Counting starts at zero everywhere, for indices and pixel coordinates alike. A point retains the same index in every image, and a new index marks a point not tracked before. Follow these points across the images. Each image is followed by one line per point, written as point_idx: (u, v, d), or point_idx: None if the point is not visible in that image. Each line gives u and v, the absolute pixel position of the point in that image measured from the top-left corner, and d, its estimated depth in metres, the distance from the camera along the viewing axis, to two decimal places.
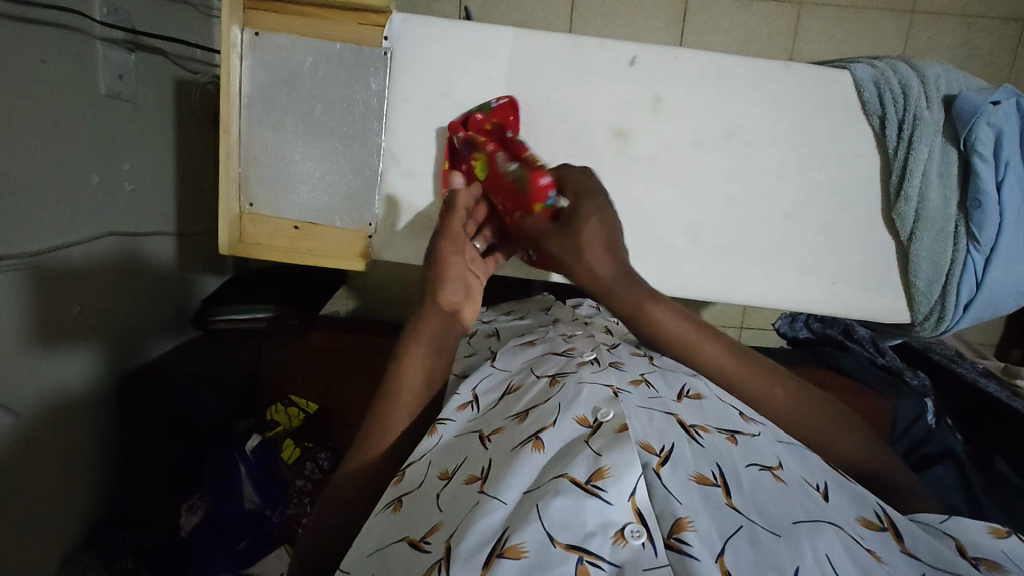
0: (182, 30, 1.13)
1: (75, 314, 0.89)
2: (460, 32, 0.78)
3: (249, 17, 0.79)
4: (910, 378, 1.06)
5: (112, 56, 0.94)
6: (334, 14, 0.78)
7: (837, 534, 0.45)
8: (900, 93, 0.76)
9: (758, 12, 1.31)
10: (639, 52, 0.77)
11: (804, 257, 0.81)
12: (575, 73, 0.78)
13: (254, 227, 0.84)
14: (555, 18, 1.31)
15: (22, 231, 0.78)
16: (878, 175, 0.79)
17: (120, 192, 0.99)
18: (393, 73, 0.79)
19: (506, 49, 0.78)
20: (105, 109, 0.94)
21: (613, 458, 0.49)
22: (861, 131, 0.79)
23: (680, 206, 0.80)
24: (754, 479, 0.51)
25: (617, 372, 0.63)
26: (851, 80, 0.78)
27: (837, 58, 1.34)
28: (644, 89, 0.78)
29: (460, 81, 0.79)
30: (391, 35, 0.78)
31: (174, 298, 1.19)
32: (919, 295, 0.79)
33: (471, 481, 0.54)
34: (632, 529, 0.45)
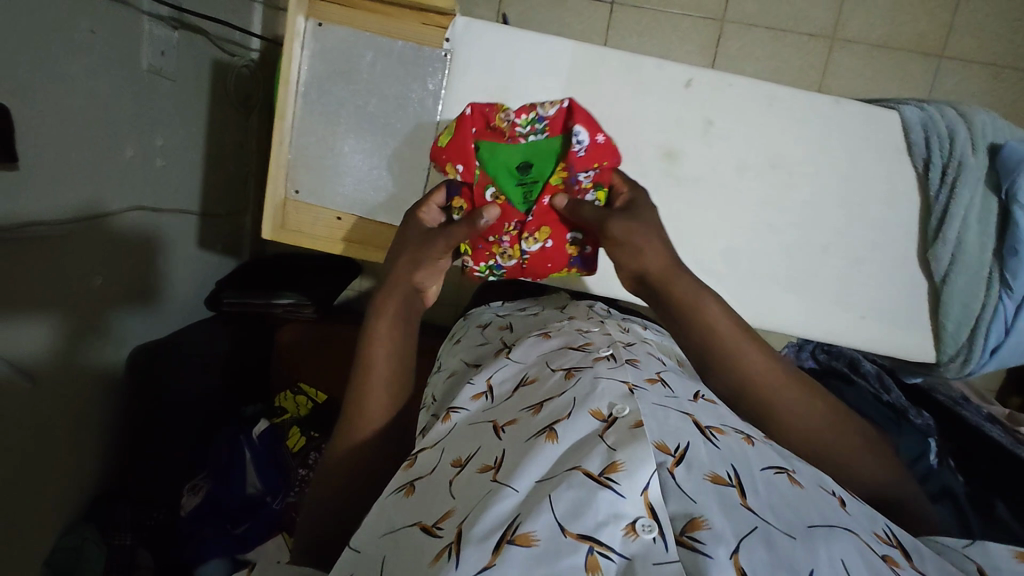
0: (225, 12, 1.13)
1: (95, 286, 0.90)
2: (523, 40, 0.78)
3: (313, 7, 0.79)
4: (914, 417, 1.07)
5: (157, 32, 0.94)
6: (397, 12, 0.78)
7: (853, 540, 0.46)
8: (947, 137, 0.77)
9: (792, 44, 1.33)
10: (695, 75, 0.78)
11: (837, 290, 0.82)
12: (632, 90, 0.78)
13: (297, 214, 0.85)
14: (591, 32, 1.33)
15: (57, 202, 0.78)
16: (917, 216, 0.81)
17: (150, 168, 0.99)
18: (452, 76, 0.80)
19: (566, 62, 0.78)
20: (145, 84, 0.94)
21: (627, 452, 0.50)
22: (904, 172, 0.80)
23: (719, 230, 0.81)
24: (768, 482, 0.51)
25: (632, 371, 0.66)
26: (900, 120, 0.80)
27: (865, 96, 1.36)
28: (696, 111, 0.79)
29: (517, 90, 0.79)
30: (452, 37, 0.79)
31: (190, 278, 1.19)
32: (946, 335, 0.80)
33: (485, 468, 0.54)
34: (643, 523, 0.46)
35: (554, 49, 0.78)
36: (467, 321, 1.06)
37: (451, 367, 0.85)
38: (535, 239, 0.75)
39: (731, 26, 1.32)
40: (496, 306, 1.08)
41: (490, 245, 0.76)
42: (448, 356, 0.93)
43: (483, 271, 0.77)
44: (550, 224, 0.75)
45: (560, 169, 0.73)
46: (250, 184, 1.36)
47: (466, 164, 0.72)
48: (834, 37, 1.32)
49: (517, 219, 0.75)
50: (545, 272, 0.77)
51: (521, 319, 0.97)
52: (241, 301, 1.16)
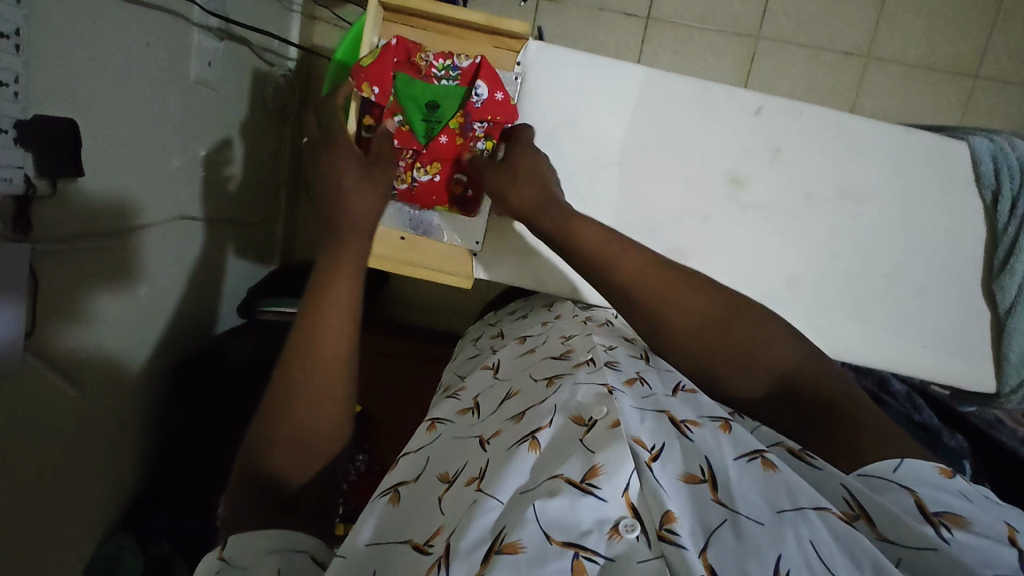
0: (265, 23, 1.14)
1: (140, 295, 0.90)
2: (594, 65, 0.77)
3: (387, 30, 0.76)
4: (948, 441, 1.06)
5: (205, 43, 0.94)
6: (471, 36, 0.76)
7: (825, 520, 0.45)
8: (1017, 170, 0.77)
9: (825, 62, 1.33)
10: (765, 103, 0.78)
11: (897, 318, 0.81)
12: (699, 117, 0.78)
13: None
14: (626, 48, 1.34)
15: (112, 214, 0.79)
16: (982, 247, 0.81)
17: (193, 177, 0.99)
18: (523, 101, 0.77)
19: (637, 90, 0.77)
20: (192, 94, 0.94)
21: (606, 454, 0.51)
22: (971, 203, 0.80)
23: (780, 257, 0.80)
24: (741, 471, 0.50)
25: (612, 373, 0.65)
26: (969, 153, 0.79)
27: (899, 115, 1.36)
28: (764, 139, 0.78)
29: (585, 113, 0.78)
30: (523, 60, 0.77)
31: (224, 286, 1.19)
32: (1010, 366, 0.80)
33: (470, 482, 0.55)
34: (626, 524, 0.48)
35: (626, 76, 0.77)
36: (465, 339, 1.14)
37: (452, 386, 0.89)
38: (427, 171, 0.77)
39: (766, 43, 1.33)
40: (487, 319, 1.14)
41: None
42: (450, 375, 0.98)
43: None
44: (442, 161, 0.77)
45: (458, 115, 0.76)
46: (281, 193, 1.37)
47: (383, 88, 0.73)
48: (869, 56, 1.32)
49: (414, 149, 0.76)
50: (429, 205, 0.79)
51: (510, 324, 1.01)
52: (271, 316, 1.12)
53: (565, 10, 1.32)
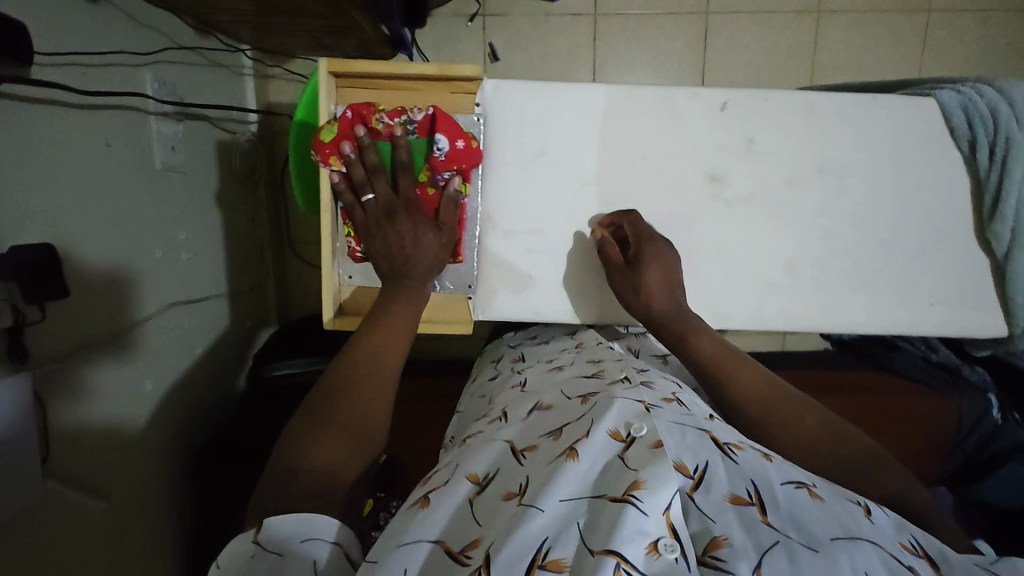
0: (217, 93, 1.13)
1: (148, 390, 0.90)
2: (551, 92, 0.76)
3: (341, 95, 0.73)
4: (969, 373, 1.14)
5: (164, 129, 0.94)
6: (425, 85, 0.73)
7: (877, 551, 0.50)
8: (990, 118, 0.75)
9: (777, 25, 1.33)
10: (728, 97, 0.77)
11: (901, 280, 0.81)
12: (663, 123, 0.78)
13: (356, 301, 0.78)
14: (578, 48, 1.34)
15: (106, 320, 0.79)
16: (969, 196, 0.80)
17: (178, 262, 0.99)
18: (489, 138, 0.76)
19: (601, 105, 0.77)
20: (161, 182, 0.94)
21: (649, 471, 0.53)
22: (948, 155, 0.79)
23: (772, 242, 0.80)
24: (788, 495, 0.56)
25: (648, 391, 0.71)
26: (938, 106, 0.78)
27: (860, 62, 1.35)
28: (735, 131, 0.78)
29: (552, 140, 0.77)
30: (482, 101, 0.76)
31: (229, 361, 1.19)
32: (1018, 309, 0.80)
33: (510, 496, 0.56)
34: (666, 542, 0.49)
35: (586, 95, 0.76)
36: (486, 353, 1.15)
37: (475, 405, 0.94)
38: None
39: (716, 18, 1.33)
40: (510, 336, 1.15)
41: None
42: (467, 395, 1.02)
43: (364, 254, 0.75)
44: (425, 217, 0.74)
45: (428, 169, 0.72)
46: (267, 256, 1.36)
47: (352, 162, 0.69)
48: (820, 10, 1.32)
49: None
50: None
51: (531, 348, 1.03)
52: (275, 377, 1.10)
53: (512, 23, 1.33)
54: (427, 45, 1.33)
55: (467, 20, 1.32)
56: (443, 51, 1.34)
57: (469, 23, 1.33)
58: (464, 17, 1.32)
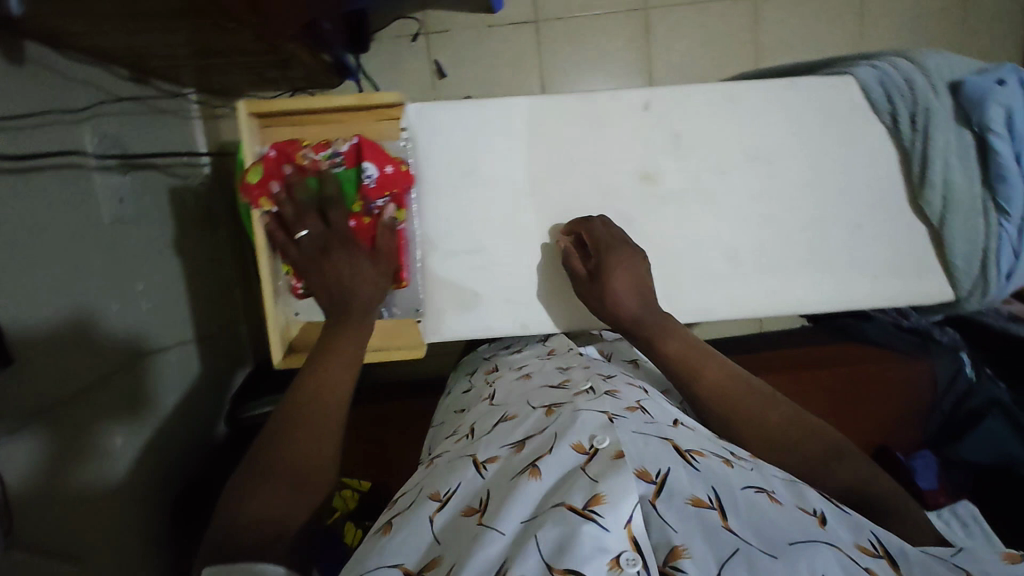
0: (164, 140, 1.12)
1: (119, 447, 0.89)
2: (475, 110, 0.77)
3: (268, 136, 0.75)
4: (939, 336, 1.19)
5: (109, 182, 0.93)
6: (350, 116, 0.75)
7: (834, 553, 0.51)
8: (907, 88, 0.77)
9: (716, 13, 1.34)
10: (651, 96, 0.79)
11: (854, 254, 0.82)
12: (597, 129, 0.79)
13: (303, 336, 0.78)
14: (523, 56, 1.35)
15: (64, 383, 0.77)
16: (898, 167, 0.80)
17: (139, 314, 0.98)
18: (418, 163, 0.78)
19: (526, 119, 0.78)
20: (112, 236, 0.93)
21: (609, 484, 0.53)
22: (872, 130, 0.80)
23: (721, 231, 0.81)
24: (749, 500, 0.57)
25: (612, 401, 0.70)
26: (857, 83, 0.79)
27: (803, 42, 1.37)
28: (660, 129, 0.79)
29: (483, 156, 0.79)
30: (408, 125, 0.77)
31: (205, 406, 1.17)
32: (959, 272, 0.79)
33: (470, 512, 0.59)
34: (627, 556, 0.49)
35: (511, 109, 0.78)
36: (461, 368, 1.13)
37: (447, 419, 0.95)
38: None
39: (656, 12, 1.34)
40: (486, 348, 1.14)
41: None
42: (442, 408, 1.02)
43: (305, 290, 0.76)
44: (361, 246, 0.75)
45: (359, 198, 0.73)
46: (235, 296, 1.35)
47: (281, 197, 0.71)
48: None
49: None
50: None
51: (504, 358, 1.01)
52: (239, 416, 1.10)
53: (455, 38, 1.33)
54: (373, 68, 1.34)
55: (410, 40, 1.33)
56: (390, 73, 1.35)
57: (412, 42, 1.33)
58: (407, 37, 1.33)
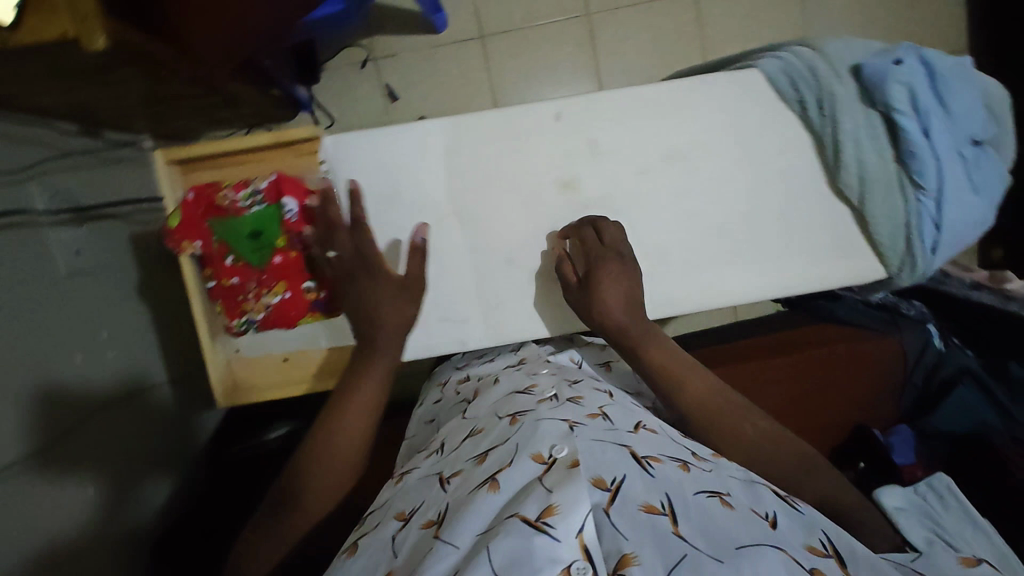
0: (122, 189, 1.14)
1: (91, 496, 0.90)
2: (389, 137, 0.79)
3: (191, 179, 0.79)
4: (907, 309, 1.20)
5: (64, 236, 0.95)
6: (268, 155, 0.78)
7: (780, 556, 0.51)
8: (810, 76, 0.78)
9: (658, 11, 1.36)
10: (561, 106, 0.79)
11: (794, 240, 0.83)
12: (509, 145, 0.80)
13: (245, 369, 0.85)
14: (473, 71, 1.36)
15: (27, 438, 0.79)
16: (814, 153, 0.81)
17: (105, 362, 0.99)
18: (341, 193, 0.80)
19: (442, 141, 0.79)
20: (72, 289, 0.95)
21: (562, 494, 0.52)
22: (784, 119, 0.80)
23: (660, 229, 0.82)
24: (700, 505, 0.56)
25: (574, 409, 0.71)
26: (763, 75, 0.80)
27: (747, 30, 1.38)
28: (575, 138, 0.80)
29: (405, 181, 0.80)
30: (326, 157, 0.79)
31: (185, 446, 1.18)
32: (886, 250, 0.80)
33: (429, 525, 0.59)
34: (579, 566, 0.48)
35: (425, 133, 0.79)
36: (432, 380, 1.13)
37: (419, 433, 0.95)
38: (275, 292, 0.78)
39: (599, 16, 1.36)
40: (458, 357, 1.14)
41: (239, 303, 0.79)
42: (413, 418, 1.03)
43: (239, 325, 0.80)
44: (288, 278, 0.79)
45: (282, 234, 0.76)
46: None
47: (203, 240, 0.75)
48: None
49: (256, 280, 0.78)
50: (294, 321, 0.81)
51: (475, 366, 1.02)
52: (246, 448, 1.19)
53: (404, 60, 1.35)
54: (326, 97, 1.36)
55: (360, 67, 1.35)
56: (343, 101, 1.37)
57: (362, 69, 1.35)
58: (357, 65, 1.35)
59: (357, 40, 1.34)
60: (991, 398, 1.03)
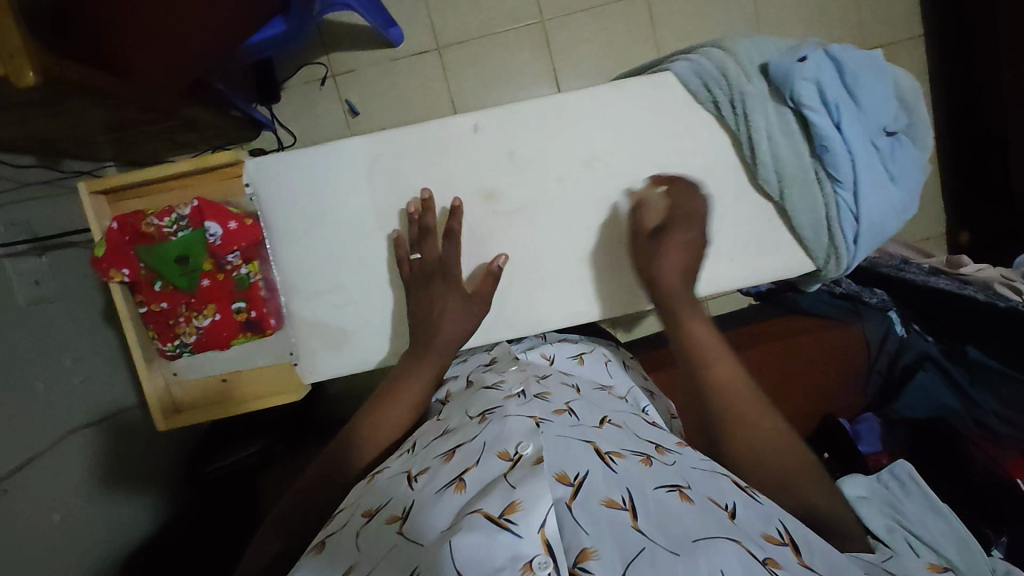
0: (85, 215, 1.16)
1: (57, 522, 0.90)
2: (309, 159, 0.81)
3: (119, 207, 0.83)
4: (869, 298, 1.18)
5: (23, 266, 0.96)
6: (193, 180, 0.82)
7: (735, 549, 0.49)
8: (721, 76, 0.80)
9: (612, 15, 1.37)
10: (479, 119, 0.81)
11: (735, 234, 0.84)
12: (429, 157, 0.82)
13: (183, 393, 0.88)
14: (432, 82, 1.38)
15: None
16: (733, 150, 0.83)
17: (69, 388, 1.00)
18: (265, 214, 0.82)
19: (360, 160, 0.81)
20: (33, 317, 0.96)
21: (525, 489, 0.50)
22: (702, 119, 0.82)
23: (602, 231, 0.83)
24: (660, 499, 0.54)
25: (541, 405, 0.68)
26: (677, 78, 0.82)
27: (703, 29, 1.39)
28: (492, 148, 0.82)
29: (326, 200, 0.82)
30: (250, 180, 0.82)
31: (159, 467, 1.19)
32: (810, 243, 0.81)
33: (393, 519, 0.56)
34: (540, 560, 0.45)
35: (346, 152, 0.81)
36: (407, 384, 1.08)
37: None
38: (205, 315, 0.82)
39: (554, 23, 1.37)
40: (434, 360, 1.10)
41: (171, 327, 0.82)
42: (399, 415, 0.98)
43: (172, 349, 0.83)
44: (216, 300, 0.82)
45: (208, 256, 0.80)
46: None
47: (131, 267, 0.79)
48: None
49: (185, 303, 0.82)
50: (226, 342, 0.84)
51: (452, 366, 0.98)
52: (226, 463, 1.15)
53: (363, 75, 1.37)
54: (287, 115, 1.37)
55: (320, 84, 1.37)
56: (305, 118, 1.38)
57: (322, 86, 1.37)
58: (316, 82, 1.36)
59: (315, 57, 1.36)
60: (953, 384, 1.04)
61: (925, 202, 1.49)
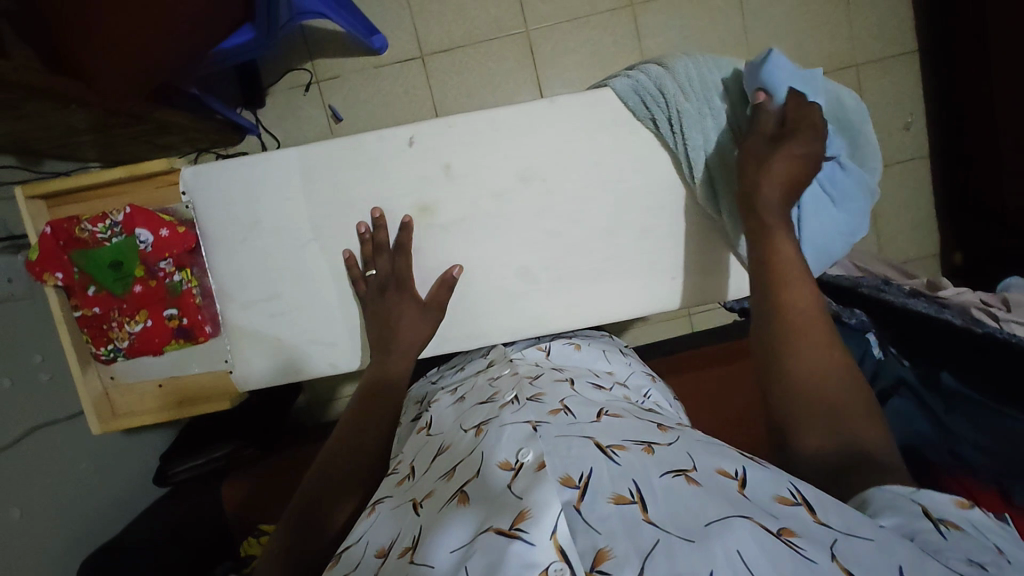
0: None
1: (16, 517, 0.91)
2: (243, 167, 0.82)
3: (56, 213, 0.85)
4: (849, 319, 1.10)
5: None
6: (133, 186, 0.84)
7: (750, 527, 0.42)
8: (658, 93, 0.79)
9: (596, 25, 1.37)
10: (414, 132, 0.81)
11: None
12: (370, 172, 0.82)
13: (120, 398, 0.90)
14: (415, 90, 1.38)
15: None
16: (673, 169, 0.83)
17: (36, 386, 1.01)
18: (201, 223, 0.84)
19: (295, 170, 0.82)
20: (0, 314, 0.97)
21: (534, 498, 0.47)
22: (643, 136, 0.82)
23: None
24: (669, 487, 0.47)
25: (536, 406, 0.62)
26: (616, 94, 0.81)
27: (690, 44, 1.38)
28: (431, 162, 0.82)
29: (262, 210, 0.83)
30: (187, 188, 0.83)
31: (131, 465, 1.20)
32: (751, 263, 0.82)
33: (405, 552, 0.51)
34: (556, 567, 0.42)
35: (281, 162, 0.81)
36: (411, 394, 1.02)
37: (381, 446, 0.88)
38: (137, 320, 0.85)
39: (537, 32, 1.37)
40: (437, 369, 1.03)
41: (104, 331, 0.85)
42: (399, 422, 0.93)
43: (105, 353, 0.86)
44: (148, 306, 0.85)
45: (140, 263, 0.82)
46: None
47: (65, 271, 0.81)
48: (633, 4, 1.36)
49: (118, 308, 0.84)
50: (159, 347, 0.87)
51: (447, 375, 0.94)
52: (196, 464, 1.20)
53: (347, 81, 1.38)
54: (271, 120, 1.39)
55: (304, 90, 1.38)
56: (289, 123, 1.39)
57: (306, 92, 1.38)
58: (301, 88, 1.38)
59: (301, 63, 1.37)
60: (927, 410, 0.99)
61: (917, 220, 1.45)
